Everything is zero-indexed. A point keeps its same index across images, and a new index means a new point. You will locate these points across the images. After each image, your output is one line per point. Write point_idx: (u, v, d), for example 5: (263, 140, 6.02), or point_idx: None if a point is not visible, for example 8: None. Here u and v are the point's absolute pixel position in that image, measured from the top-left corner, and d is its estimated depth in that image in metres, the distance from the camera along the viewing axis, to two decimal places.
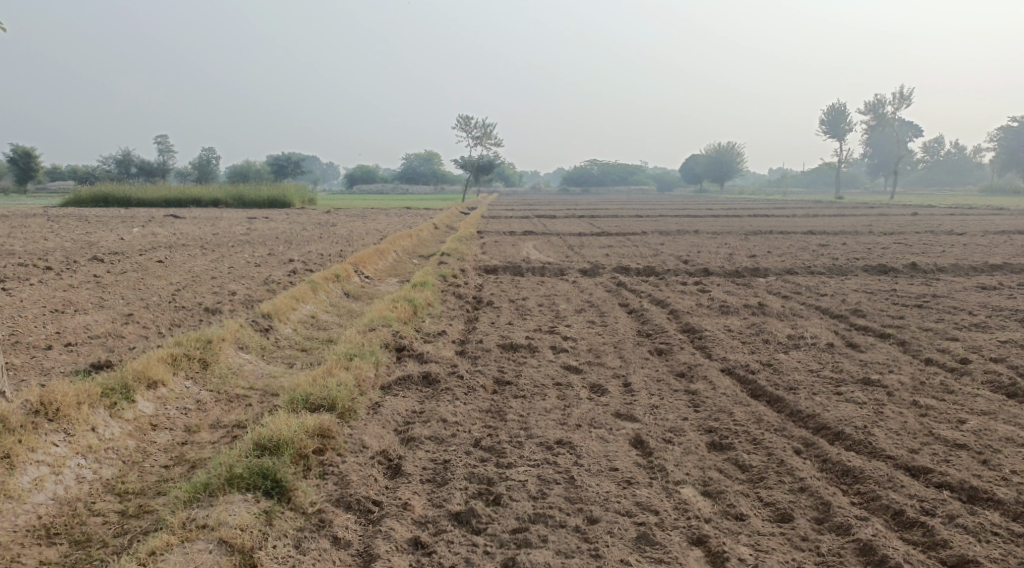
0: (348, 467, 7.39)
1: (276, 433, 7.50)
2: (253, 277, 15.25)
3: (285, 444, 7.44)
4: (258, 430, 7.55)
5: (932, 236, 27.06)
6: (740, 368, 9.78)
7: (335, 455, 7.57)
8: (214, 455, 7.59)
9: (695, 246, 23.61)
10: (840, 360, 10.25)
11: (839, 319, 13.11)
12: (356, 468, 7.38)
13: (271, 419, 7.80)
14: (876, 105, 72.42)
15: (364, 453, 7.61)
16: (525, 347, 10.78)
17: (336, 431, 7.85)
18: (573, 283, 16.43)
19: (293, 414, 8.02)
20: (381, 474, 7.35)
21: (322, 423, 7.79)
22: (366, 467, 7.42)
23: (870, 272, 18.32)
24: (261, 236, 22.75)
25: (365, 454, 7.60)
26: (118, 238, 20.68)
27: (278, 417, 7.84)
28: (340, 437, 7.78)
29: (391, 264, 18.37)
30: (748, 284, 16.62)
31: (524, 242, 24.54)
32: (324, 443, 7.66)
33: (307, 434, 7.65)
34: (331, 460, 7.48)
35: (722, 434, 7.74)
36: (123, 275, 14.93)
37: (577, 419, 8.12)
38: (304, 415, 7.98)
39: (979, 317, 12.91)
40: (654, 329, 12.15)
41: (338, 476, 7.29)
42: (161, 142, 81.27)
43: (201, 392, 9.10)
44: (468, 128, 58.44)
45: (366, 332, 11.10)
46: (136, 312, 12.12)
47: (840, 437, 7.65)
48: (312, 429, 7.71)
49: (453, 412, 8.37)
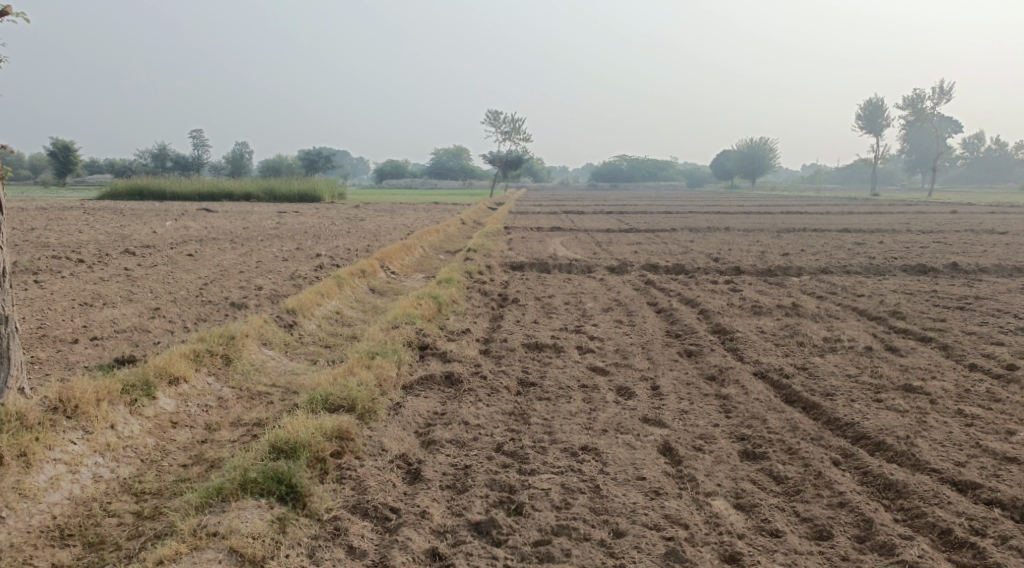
0: (367, 471, 7.22)
1: (293, 436, 7.34)
2: (280, 272, 15.17)
3: (302, 447, 7.28)
4: (275, 431, 7.41)
5: (972, 235, 26.41)
6: (773, 372, 9.48)
7: (353, 459, 7.41)
8: (232, 456, 7.45)
9: (726, 244, 23.22)
10: (879, 365, 9.92)
11: (877, 321, 12.74)
12: (375, 473, 7.20)
13: (289, 420, 7.65)
14: (914, 100, 71.08)
15: (383, 457, 7.43)
16: (551, 346, 10.55)
17: (356, 432, 7.69)
18: (601, 281, 16.17)
19: (311, 415, 7.86)
20: (400, 480, 7.16)
21: (341, 425, 7.62)
22: (386, 472, 7.25)
23: (908, 273, 17.87)
24: (290, 230, 22.73)
25: (385, 459, 7.42)
26: (150, 231, 20.76)
27: (296, 418, 7.68)
28: (359, 440, 7.62)
29: (418, 260, 18.22)
30: (780, 283, 16.26)
31: (552, 238, 24.30)
32: (342, 445, 7.50)
33: (325, 437, 7.48)
34: (349, 464, 7.31)
35: (755, 442, 7.46)
36: (152, 269, 14.92)
37: (602, 423, 7.89)
38: (323, 415, 7.83)
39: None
40: (684, 329, 11.86)
41: (355, 481, 7.12)
42: (196, 135, 81.89)
43: (223, 388, 8.98)
44: (497, 124, 58.15)
45: (390, 330, 10.94)
46: (162, 306, 12.07)
47: (880, 448, 7.34)
48: (330, 432, 7.54)
49: (475, 415, 8.17)
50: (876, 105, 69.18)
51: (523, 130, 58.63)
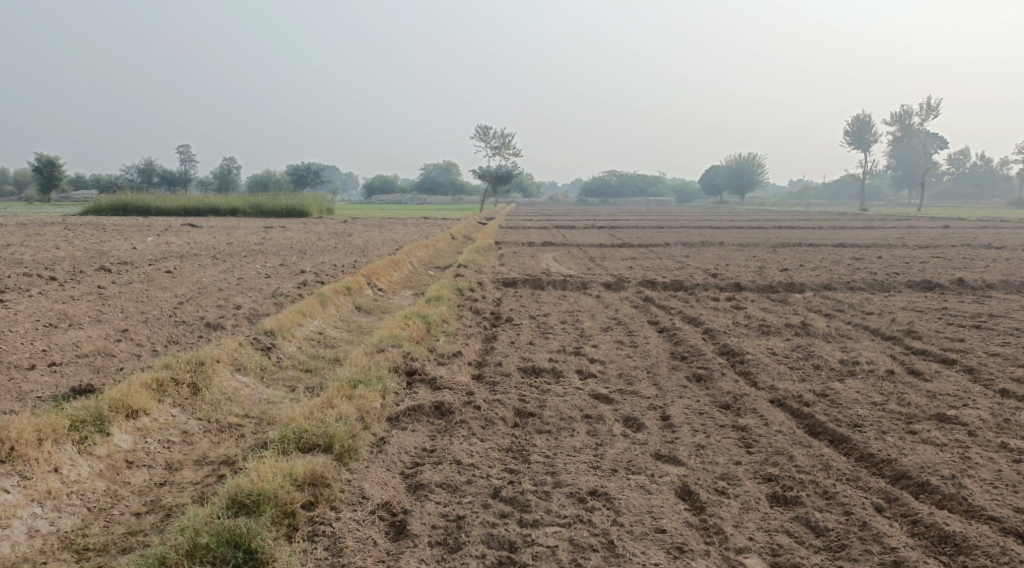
0: (345, 526, 6.37)
1: (256, 485, 6.50)
2: (261, 290, 14.31)
3: (267, 501, 6.43)
4: (236, 480, 6.55)
5: (970, 249, 25.86)
6: (792, 400, 8.68)
7: (329, 509, 6.56)
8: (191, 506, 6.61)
9: (722, 259, 22.47)
10: (904, 391, 9.13)
11: (893, 342, 11.96)
12: (353, 529, 6.36)
13: (256, 463, 6.80)
14: (902, 117, 70.89)
15: (363, 507, 6.60)
16: (549, 371, 9.71)
17: (332, 477, 6.84)
18: (597, 298, 15.38)
19: (281, 458, 7.02)
20: (383, 536, 6.32)
21: (315, 468, 6.79)
22: (367, 526, 6.41)
23: (914, 288, 17.18)
24: (276, 246, 21.85)
25: (365, 509, 6.59)
26: (130, 247, 19.88)
27: (263, 462, 6.83)
28: (336, 485, 6.78)
29: (406, 276, 17.39)
30: (785, 300, 15.51)
31: (543, 253, 23.51)
32: (316, 494, 6.66)
33: (296, 485, 6.65)
34: (323, 517, 6.47)
35: (785, 484, 6.66)
36: (127, 286, 14.05)
37: (611, 462, 7.07)
38: (295, 458, 6.98)
39: None
40: (689, 351, 11.06)
41: (331, 539, 6.28)
42: (183, 151, 80.72)
43: (189, 421, 8.13)
44: (486, 139, 57.42)
45: (375, 353, 10.08)
46: (131, 327, 11.18)
47: (925, 490, 6.55)
48: (301, 479, 6.70)
49: (468, 452, 7.33)
50: (864, 120, 69.06)
51: (513, 145, 57.91)
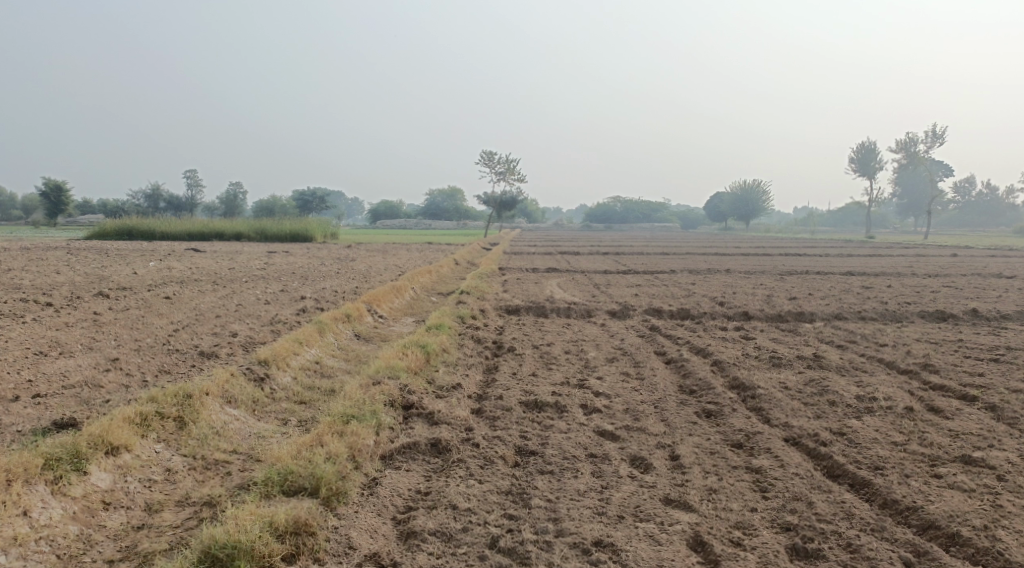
0: None
1: (232, 536, 6.14)
2: (259, 317, 13.92)
3: (243, 555, 6.07)
4: (212, 531, 6.18)
5: (981, 279, 25.43)
6: (808, 438, 8.25)
7: (311, 562, 6.18)
8: (166, 556, 6.24)
9: (729, 287, 22.06)
10: (925, 429, 8.71)
11: (909, 376, 11.52)
12: None
13: (234, 510, 6.43)
14: (908, 144, 70.24)
15: (349, 559, 6.21)
16: (552, 406, 9.28)
17: (318, 525, 6.47)
18: (602, 327, 14.98)
19: (264, 504, 6.65)
20: None
21: (298, 516, 6.41)
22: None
23: (927, 319, 16.77)
24: (278, 271, 21.51)
25: (351, 561, 6.20)
26: (132, 271, 19.55)
27: (242, 509, 6.47)
28: (321, 534, 6.39)
29: (408, 303, 17.01)
30: (795, 330, 15.11)
31: (548, 280, 23.14)
32: (299, 544, 6.28)
33: (277, 535, 6.28)
34: None
35: (805, 535, 6.29)
36: (123, 312, 13.68)
37: (617, 507, 6.67)
38: (278, 505, 6.61)
39: None
40: (698, 384, 10.63)
41: None
42: (190, 175, 80.76)
43: (173, 457, 7.69)
44: (491, 165, 57.28)
45: (371, 385, 9.65)
46: (123, 356, 10.77)
47: (955, 542, 6.25)
48: (283, 528, 6.33)
49: (465, 495, 6.92)
50: (868, 148, 68.76)
51: (517, 170, 57.72)
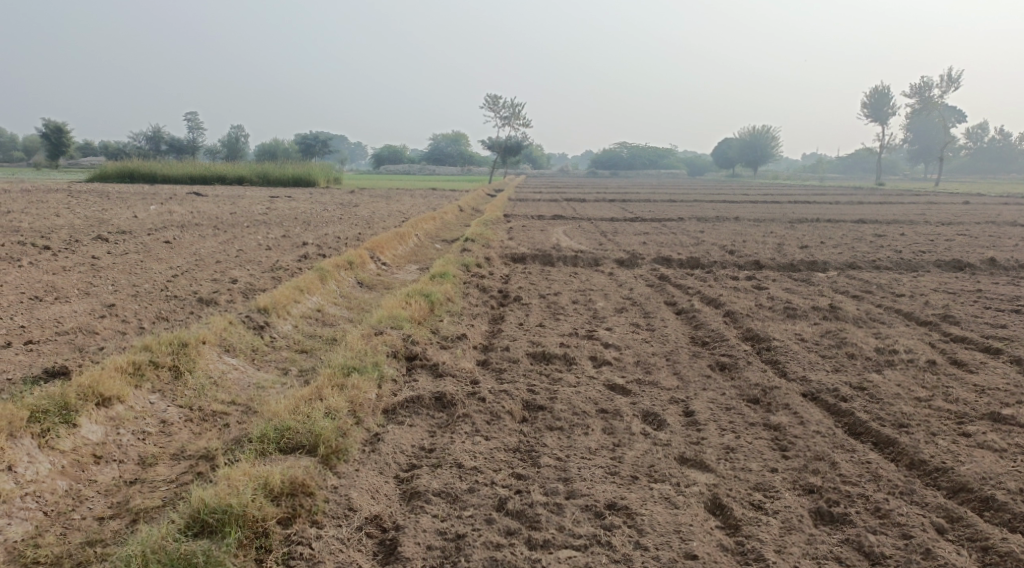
0: (325, 548, 5.74)
1: (223, 500, 5.86)
2: (260, 263, 13.53)
3: (236, 519, 5.81)
4: (203, 492, 5.91)
5: (995, 227, 24.90)
6: (827, 394, 7.91)
7: (309, 524, 5.93)
8: (158, 516, 5.99)
9: (738, 235, 21.57)
10: (948, 384, 8.38)
11: (928, 328, 11.14)
12: (335, 550, 5.73)
13: (228, 470, 6.16)
14: (922, 88, 68.66)
15: (349, 523, 5.96)
16: (561, 358, 8.95)
17: (317, 486, 6.21)
18: (610, 276, 14.59)
19: (259, 463, 6.37)
20: (369, 560, 5.69)
21: (295, 476, 6.15)
22: (352, 546, 5.79)
23: (943, 268, 16.33)
24: (280, 216, 21.07)
25: (351, 524, 5.95)
26: (132, 215, 19.12)
27: (235, 468, 6.20)
28: (319, 495, 6.14)
29: (411, 250, 16.60)
30: (808, 279, 14.69)
31: (553, 227, 22.69)
32: (295, 506, 6.03)
33: (272, 497, 6.01)
34: (304, 535, 5.84)
35: (830, 498, 6.08)
36: (122, 257, 13.29)
37: (631, 466, 6.41)
38: (275, 464, 6.33)
39: None
40: (711, 336, 10.27)
41: (309, 561, 5.65)
42: (192, 117, 79.79)
43: (168, 408, 7.37)
44: (497, 108, 56.34)
45: (373, 335, 9.29)
46: (119, 302, 10.41)
47: (990, 506, 6.08)
48: (278, 490, 6.06)
49: (470, 453, 6.65)
50: (882, 92, 67.37)
51: (524, 115, 56.80)
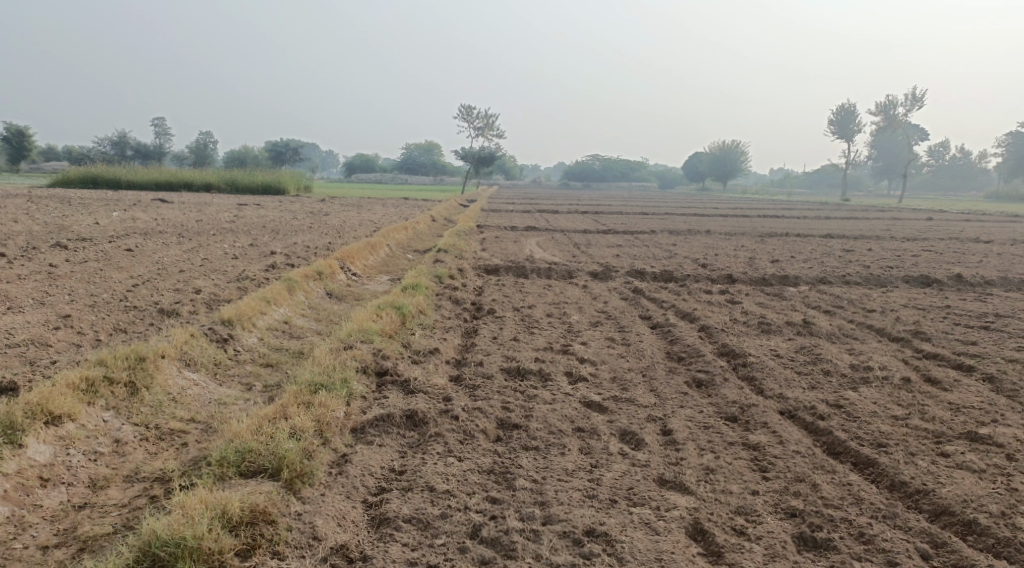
0: None
1: (176, 533, 5.61)
2: (225, 272, 13.19)
3: (189, 554, 5.56)
4: (155, 524, 5.65)
5: (959, 243, 25.15)
6: (805, 411, 7.79)
7: (268, 556, 5.70)
8: (107, 549, 5.73)
9: (710, 248, 21.54)
10: (925, 402, 8.30)
11: (901, 344, 11.10)
12: None
13: (183, 497, 5.90)
14: (887, 106, 69.53)
15: (313, 553, 5.73)
16: (536, 374, 8.74)
17: (278, 513, 5.98)
18: (584, 289, 14.44)
19: (217, 489, 6.12)
20: None
21: (255, 504, 5.92)
22: None
23: (912, 284, 16.38)
24: (247, 224, 20.66)
25: (316, 554, 5.73)
26: (93, 221, 18.66)
27: (191, 495, 5.94)
28: (281, 523, 5.91)
29: (382, 261, 16.33)
30: (780, 294, 14.65)
31: (526, 239, 22.54)
32: (254, 536, 5.79)
33: (229, 528, 5.78)
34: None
35: (813, 523, 5.97)
36: (81, 265, 12.89)
37: (610, 490, 6.25)
38: (233, 491, 6.09)
39: None
40: (687, 351, 10.13)
41: None
42: (159, 122, 78.72)
43: (123, 426, 7.06)
44: (469, 119, 56.18)
45: (341, 349, 9.02)
46: (76, 313, 10.04)
47: (973, 530, 5.99)
48: (237, 520, 5.82)
49: (443, 476, 6.44)
50: (847, 110, 68.25)
51: (496, 126, 56.69)
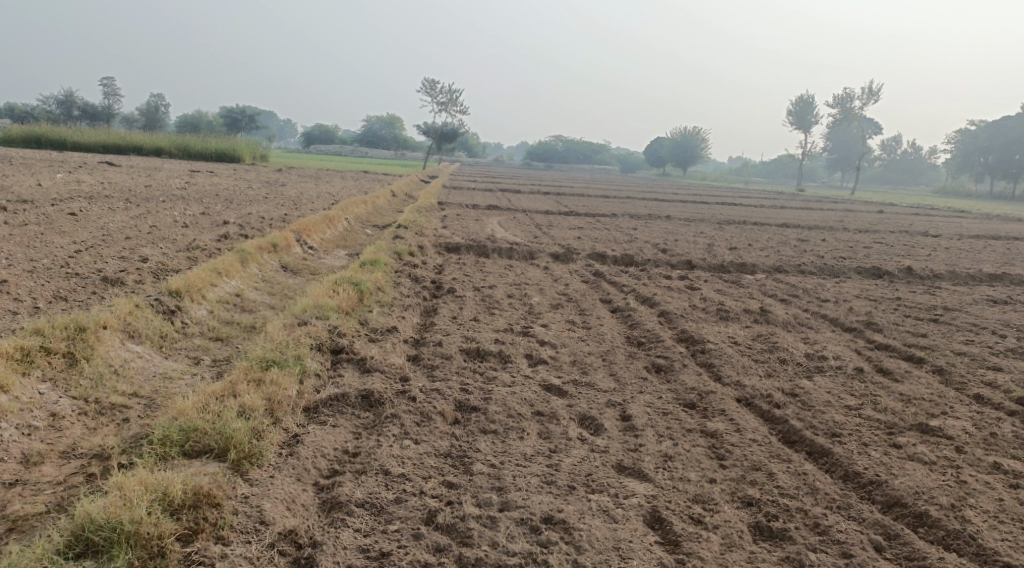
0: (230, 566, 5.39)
1: (114, 516, 5.44)
2: (175, 241, 12.83)
3: (127, 538, 5.40)
4: (91, 507, 5.48)
5: (909, 236, 25.58)
6: (761, 400, 7.80)
7: (211, 540, 5.56)
8: (40, 531, 5.54)
9: (669, 233, 21.61)
10: (878, 393, 8.38)
11: (854, 334, 11.21)
12: None
13: (122, 478, 5.72)
14: (844, 99, 70.20)
15: (260, 539, 5.59)
16: (495, 355, 8.64)
17: (223, 496, 5.82)
18: (544, 270, 14.35)
19: (159, 469, 5.94)
20: None
21: (199, 486, 5.75)
22: (263, 565, 5.45)
23: (865, 275, 16.58)
24: (200, 192, 20.16)
25: (263, 539, 5.60)
26: (36, 183, 18.00)
27: (132, 476, 5.75)
28: (227, 506, 5.76)
29: (340, 235, 16.04)
30: (737, 281, 14.71)
31: (487, 217, 22.36)
32: (198, 520, 5.63)
33: (170, 511, 5.61)
34: (204, 551, 5.47)
35: (769, 513, 5.98)
36: (21, 228, 12.43)
37: (568, 476, 6.20)
38: (176, 472, 5.91)
39: (1007, 339, 11.16)
40: (646, 336, 10.11)
41: None
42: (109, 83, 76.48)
43: (61, 399, 6.81)
44: (433, 94, 55.59)
45: (295, 325, 8.82)
46: (14, 278, 9.65)
47: (924, 522, 6.04)
48: (179, 502, 5.65)
49: (399, 459, 6.33)
50: (806, 101, 68.82)
51: (459, 102, 56.16)
